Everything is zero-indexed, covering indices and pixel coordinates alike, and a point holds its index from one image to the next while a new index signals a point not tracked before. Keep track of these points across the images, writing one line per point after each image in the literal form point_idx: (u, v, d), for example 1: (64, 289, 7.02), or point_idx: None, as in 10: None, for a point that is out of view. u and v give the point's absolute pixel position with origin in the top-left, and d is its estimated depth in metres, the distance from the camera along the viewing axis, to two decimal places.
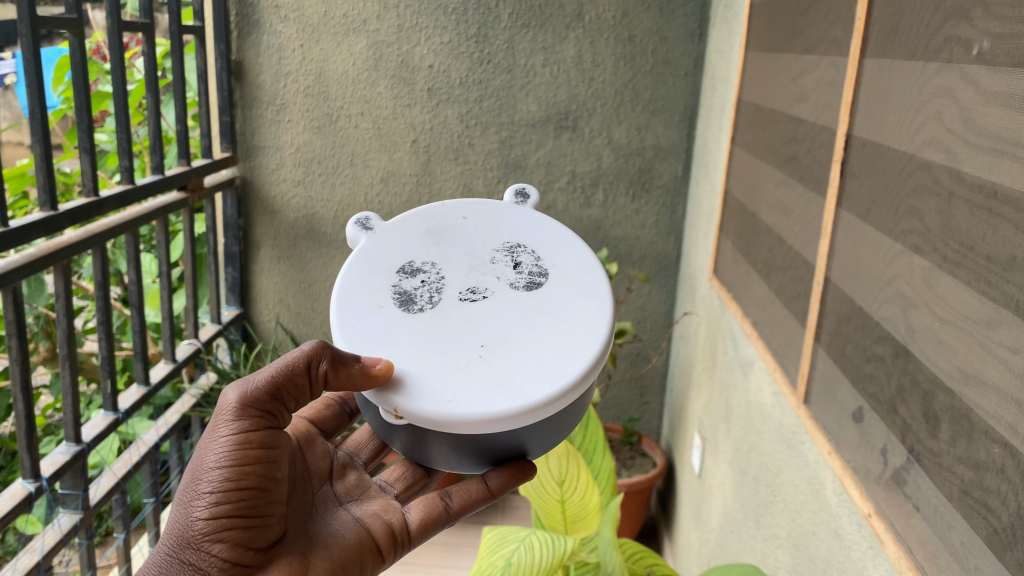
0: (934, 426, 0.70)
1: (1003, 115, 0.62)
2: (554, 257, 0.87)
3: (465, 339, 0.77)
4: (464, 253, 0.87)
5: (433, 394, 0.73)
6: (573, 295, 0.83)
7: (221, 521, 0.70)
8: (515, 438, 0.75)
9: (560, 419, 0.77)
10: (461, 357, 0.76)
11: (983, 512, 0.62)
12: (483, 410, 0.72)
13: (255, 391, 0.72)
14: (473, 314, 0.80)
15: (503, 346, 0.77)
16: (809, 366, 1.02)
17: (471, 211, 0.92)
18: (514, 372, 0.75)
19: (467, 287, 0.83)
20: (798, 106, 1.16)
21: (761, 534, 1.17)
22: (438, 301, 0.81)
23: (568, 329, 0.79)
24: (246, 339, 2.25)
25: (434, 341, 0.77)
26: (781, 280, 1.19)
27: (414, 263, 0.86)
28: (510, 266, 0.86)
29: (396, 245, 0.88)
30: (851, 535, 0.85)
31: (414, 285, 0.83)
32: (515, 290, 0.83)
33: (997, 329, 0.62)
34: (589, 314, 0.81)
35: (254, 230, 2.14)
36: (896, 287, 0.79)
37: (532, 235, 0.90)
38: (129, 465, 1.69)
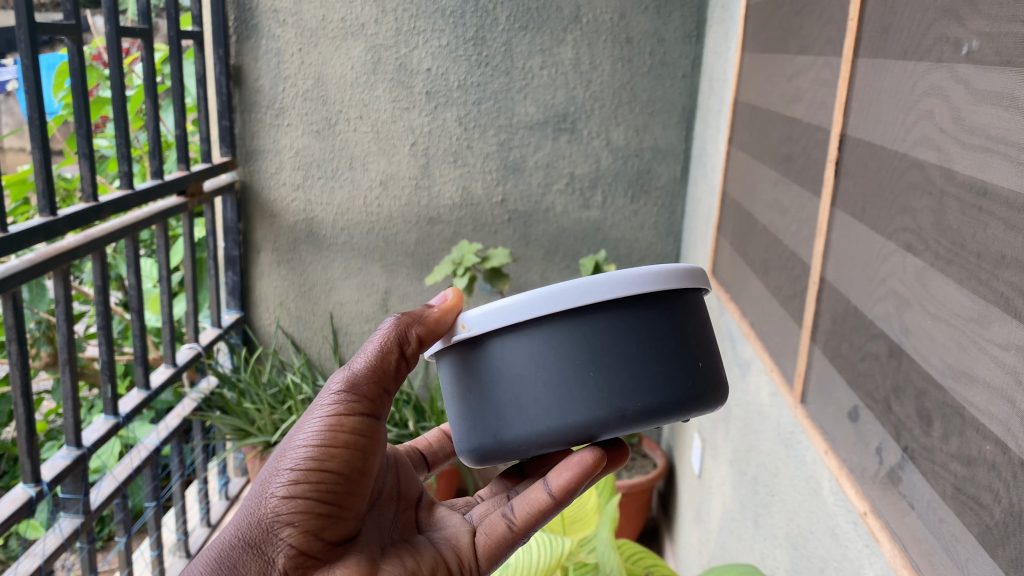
0: (927, 424, 0.70)
1: (992, 113, 0.63)
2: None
3: None
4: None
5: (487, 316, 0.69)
6: None
7: (296, 504, 0.65)
8: (582, 358, 0.64)
9: (639, 340, 0.64)
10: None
11: (976, 509, 0.62)
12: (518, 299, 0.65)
13: (356, 372, 0.68)
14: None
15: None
16: (805, 366, 1.02)
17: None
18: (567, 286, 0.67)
19: None
20: (793, 106, 1.16)
21: (760, 534, 1.17)
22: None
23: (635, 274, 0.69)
24: (247, 343, 2.26)
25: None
26: (778, 280, 1.19)
27: None
28: None
29: None
30: (847, 534, 0.85)
31: None
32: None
33: (988, 327, 0.62)
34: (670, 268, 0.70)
35: (254, 235, 2.15)
36: (889, 285, 0.79)
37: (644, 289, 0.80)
38: (130, 469, 1.69)
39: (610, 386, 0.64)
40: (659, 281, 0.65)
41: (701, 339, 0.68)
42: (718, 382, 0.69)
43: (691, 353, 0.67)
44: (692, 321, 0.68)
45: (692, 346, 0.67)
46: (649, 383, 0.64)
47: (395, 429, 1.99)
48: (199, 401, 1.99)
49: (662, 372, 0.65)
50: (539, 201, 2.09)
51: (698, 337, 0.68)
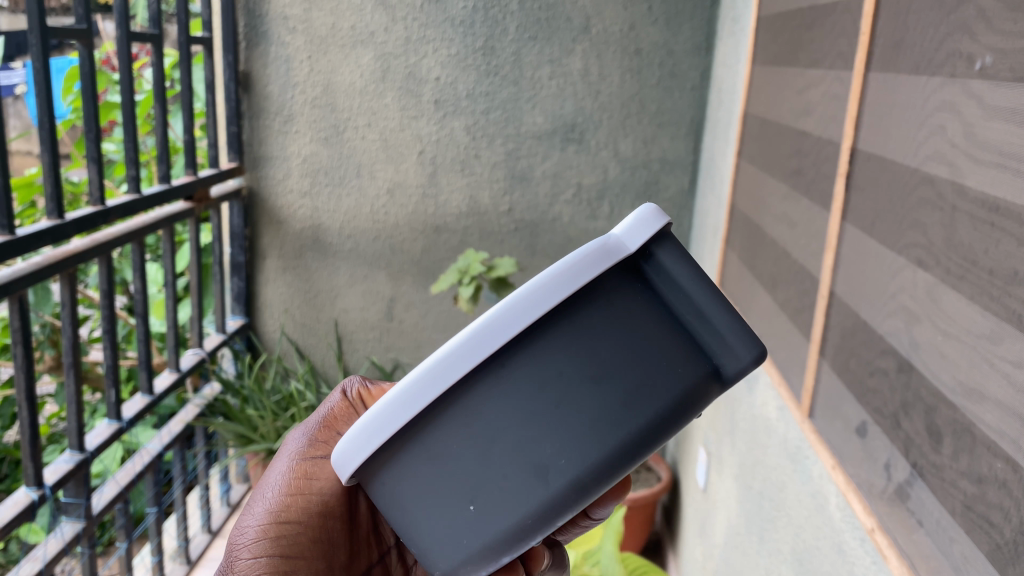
0: (937, 441, 0.69)
1: (1005, 130, 0.62)
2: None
3: None
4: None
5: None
6: None
7: (260, 561, 0.62)
8: (418, 501, 0.44)
9: (469, 447, 0.42)
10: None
11: (986, 527, 0.61)
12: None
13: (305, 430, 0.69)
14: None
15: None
16: (813, 381, 1.01)
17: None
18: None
19: None
20: (803, 120, 1.16)
21: (765, 550, 1.16)
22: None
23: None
24: (251, 349, 2.26)
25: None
26: (786, 293, 1.18)
27: None
28: None
29: None
30: (854, 551, 0.84)
31: None
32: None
33: (999, 344, 0.61)
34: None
35: (260, 240, 2.15)
36: (899, 301, 0.79)
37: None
38: (132, 475, 1.68)
39: (467, 520, 0.43)
40: (468, 355, 0.40)
41: (592, 367, 0.41)
42: (651, 414, 0.41)
43: (575, 427, 0.40)
44: (563, 356, 0.41)
45: (512, 445, 0.41)
46: (511, 496, 0.42)
47: None
48: (203, 407, 1.98)
49: (526, 473, 0.41)
50: (545, 211, 2.09)
51: (593, 366, 0.41)
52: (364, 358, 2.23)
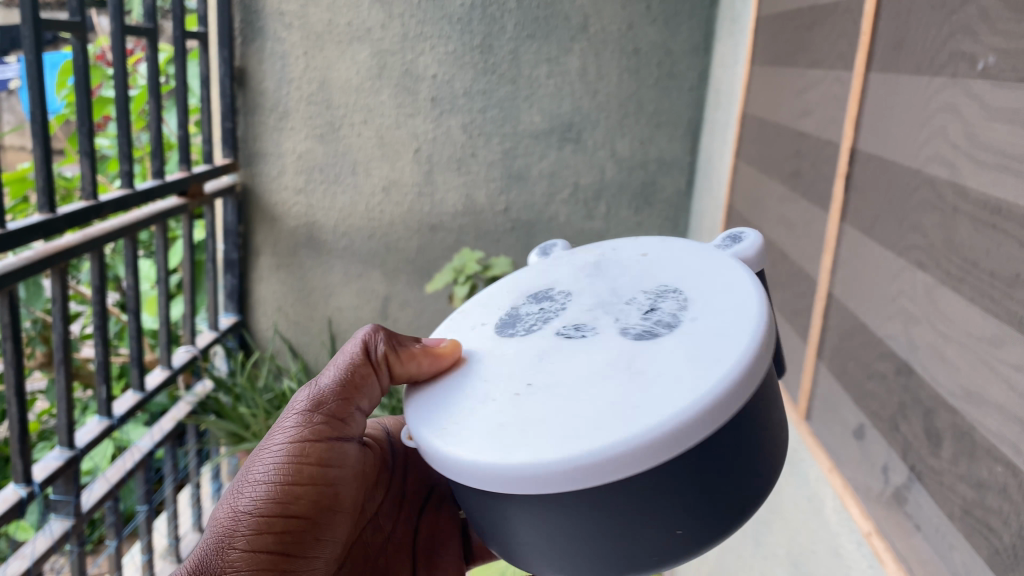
0: (936, 444, 0.68)
1: (1007, 130, 0.61)
2: (705, 302, 0.55)
3: (517, 375, 0.54)
4: (608, 286, 0.62)
5: (439, 422, 0.53)
6: (699, 343, 0.50)
7: (259, 555, 0.60)
8: (555, 534, 0.49)
9: (636, 514, 0.47)
10: (500, 393, 0.53)
11: (985, 531, 0.61)
12: (464, 450, 0.49)
13: (318, 394, 0.65)
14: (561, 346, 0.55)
15: (556, 387, 0.51)
16: (810, 382, 1.01)
17: (653, 247, 0.66)
18: (538, 419, 0.49)
19: (571, 322, 0.58)
20: (802, 121, 1.15)
21: (760, 553, 1.15)
22: (535, 332, 0.59)
23: (641, 395, 0.48)
24: (244, 347, 2.24)
25: (489, 380, 0.55)
26: (784, 295, 1.18)
27: (552, 288, 0.65)
28: (641, 309, 0.57)
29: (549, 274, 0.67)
30: (850, 555, 0.84)
31: (532, 310, 0.62)
32: (622, 335, 0.54)
33: (1000, 347, 0.60)
34: (693, 372, 0.48)
35: (254, 237, 2.13)
36: (899, 303, 0.78)
37: (706, 275, 0.58)
38: (122, 472, 1.67)
39: (588, 561, 0.50)
40: (651, 451, 0.45)
41: (749, 443, 0.49)
42: (758, 492, 0.51)
43: (723, 502, 0.49)
44: (737, 437, 0.48)
45: (676, 515, 0.47)
46: (645, 549, 0.49)
47: None
48: (195, 404, 1.97)
49: (663, 534, 0.48)
50: (541, 210, 2.08)
51: (745, 449, 0.49)
52: None
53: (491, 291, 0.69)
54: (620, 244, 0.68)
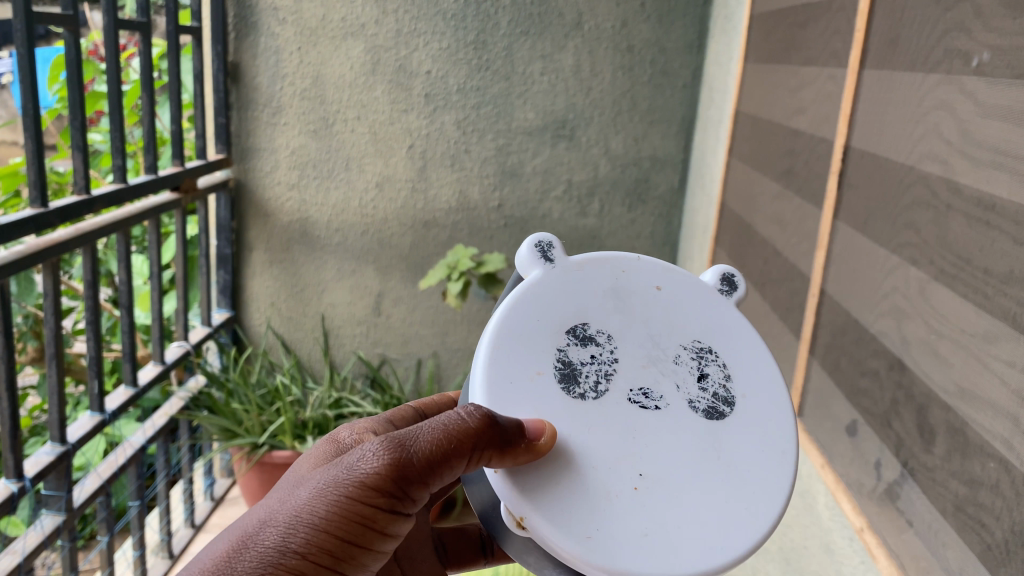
0: (929, 440, 0.69)
1: (1001, 127, 0.62)
2: (742, 369, 0.64)
3: (618, 459, 0.57)
4: (647, 332, 0.63)
5: (568, 522, 0.55)
6: (756, 438, 0.61)
7: None
8: None
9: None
10: (612, 485, 0.56)
11: (977, 527, 0.61)
12: (623, 564, 0.54)
13: (408, 446, 0.55)
14: (641, 421, 0.59)
15: (669, 479, 0.57)
16: (803, 379, 1.01)
17: (666, 279, 0.67)
18: (665, 523, 0.56)
19: (639, 387, 0.60)
20: (796, 119, 1.15)
21: (752, 549, 1.16)
22: (604, 396, 0.60)
23: (744, 489, 0.58)
24: (237, 342, 2.24)
25: (587, 461, 0.57)
26: (776, 292, 1.18)
27: (587, 327, 0.62)
28: (695, 376, 0.63)
29: (574, 296, 0.64)
30: (842, 550, 0.84)
31: (581, 359, 0.61)
32: (692, 412, 0.60)
33: (993, 343, 0.61)
34: (773, 461, 0.60)
35: (247, 233, 2.13)
36: (892, 300, 0.78)
37: (729, 334, 0.66)
38: (114, 467, 1.66)
39: None
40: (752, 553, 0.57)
41: None
42: None
43: None
44: None
45: None
46: None
47: None
48: (188, 400, 1.97)
49: None
50: (535, 207, 2.08)
51: None
52: (351, 352, 2.23)
53: (517, 317, 0.62)
54: (622, 260, 0.67)
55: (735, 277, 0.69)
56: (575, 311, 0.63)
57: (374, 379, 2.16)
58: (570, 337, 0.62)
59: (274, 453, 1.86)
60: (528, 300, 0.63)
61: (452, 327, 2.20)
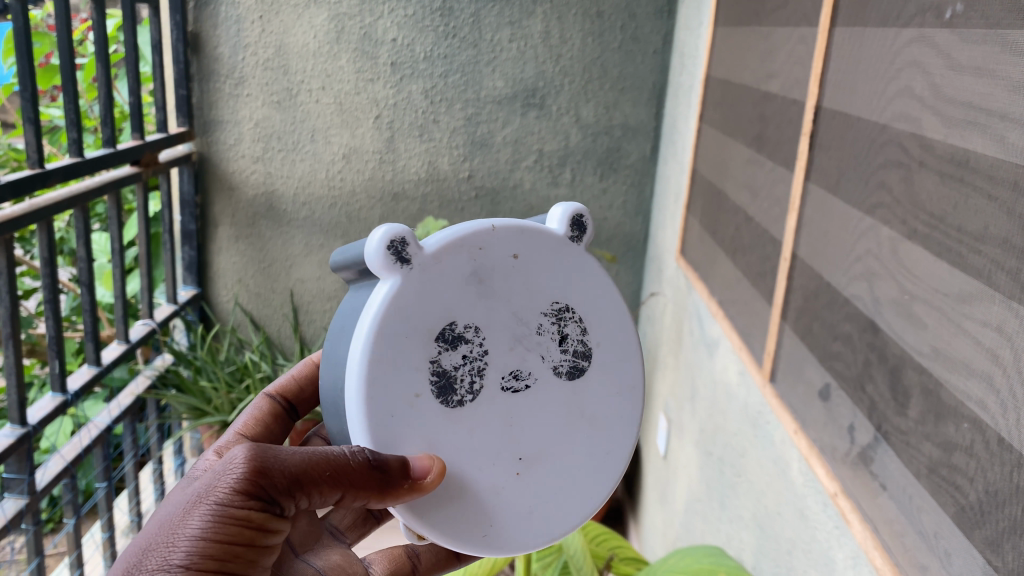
0: (903, 403, 0.68)
1: (975, 80, 0.60)
2: (600, 320, 0.65)
3: (498, 453, 0.61)
4: (513, 310, 0.61)
5: (466, 527, 0.60)
6: (614, 385, 0.66)
7: None
8: None
9: None
10: (497, 475, 0.61)
11: (951, 489, 0.60)
12: (518, 543, 0.62)
13: (276, 459, 0.52)
14: (514, 407, 0.61)
15: (545, 458, 0.62)
16: (774, 344, 1.00)
17: (521, 243, 0.62)
18: (548, 495, 0.63)
19: (507, 373, 0.60)
20: (767, 82, 1.14)
21: (726, 516, 1.15)
22: (480, 395, 0.59)
23: (607, 438, 0.66)
24: (204, 320, 2.20)
25: (461, 464, 0.59)
26: (747, 259, 1.17)
27: (456, 326, 0.59)
28: (557, 341, 0.63)
29: (434, 295, 0.58)
30: (816, 515, 0.83)
31: (455, 363, 0.59)
32: (557, 379, 0.63)
33: (968, 303, 0.59)
34: (628, 400, 0.67)
35: (212, 208, 2.08)
36: (865, 262, 0.77)
37: (582, 279, 0.64)
38: (79, 449, 1.62)
39: None
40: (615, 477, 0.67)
41: None
42: None
43: None
44: None
45: None
46: None
47: None
48: (154, 378, 1.92)
49: None
50: (506, 177, 2.05)
51: None
52: (322, 329, 2.20)
53: (384, 340, 0.57)
54: (477, 235, 0.60)
55: (584, 217, 0.65)
56: (439, 314, 0.58)
57: None
58: (440, 343, 0.58)
59: None
60: (391, 318, 0.57)
61: None
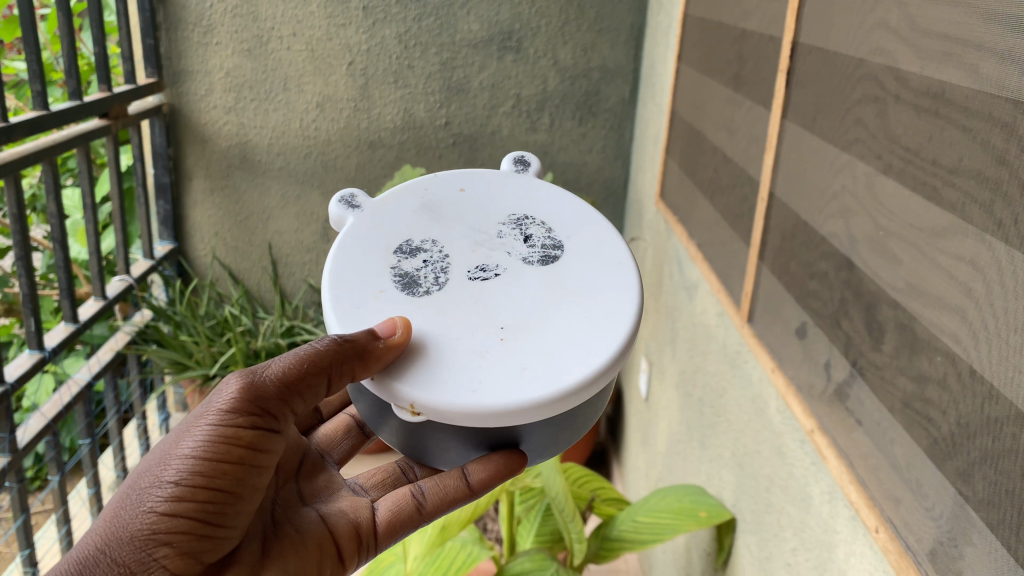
0: (878, 338, 0.68)
1: (952, 9, 0.58)
2: (564, 224, 0.70)
3: (476, 321, 0.60)
4: (465, 227, 0.69)
5: (453, 384, 0.57)
6: (596, 266, 0.66)
7: (176, 519, 0.58)
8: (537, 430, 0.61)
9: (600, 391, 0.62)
10: (478, 338, 0.59)
11: (923, 423, 0.59)
12: (514, 398, 0.56)
13: (259, 377, 0.61)
14: (484, 284, 0.63)
15: (529, 323, 0.60)
16: (752, 285, 1.00)
17: (466, 181, 0.73)
18: (543, 351, 0.59)
19: (476, 265, 0.65)
20: (745, 20, 1.12)
21: (706, 455, 1.16)
22: (446, 283, 0.63)
23: (600, 301, 0.63)
24: (182, 275, 2.18)
25: (441, 332, 0.60)
26: (726, 200, 1.16)
27: (412, 242, 0.67)
28: (520, 239, 0.68)
29: (387, 225, 0.68)
30: (793, 452, 0.83)
31: (415, 266, 0.65)
32: (530, 265, 0.65)
33: (942, 237, 0.59)
34: (617, 273, 0.65)
35: (185, 161, 2.05)
36: (841, 199, 0.76)
37: (545, 202, 0.72)
38: (59, 407, 1.61)
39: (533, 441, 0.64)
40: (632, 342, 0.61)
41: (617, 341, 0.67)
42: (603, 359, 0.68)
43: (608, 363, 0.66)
44: None
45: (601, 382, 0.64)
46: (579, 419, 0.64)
47: None
48: (134, 334, 1.91)
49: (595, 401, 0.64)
50: (484, 123, 2.03)
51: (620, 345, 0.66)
52: (301, 281, 2.19)
53: (344, 256, 0.65)
54: (421, 183, 0.73)
55: (527, 158, 0.77)
56: (393, 236, 0.67)
57: None
58: (399, 254, 0.66)
59: None
60: (348, 240, 0.67)
61: None
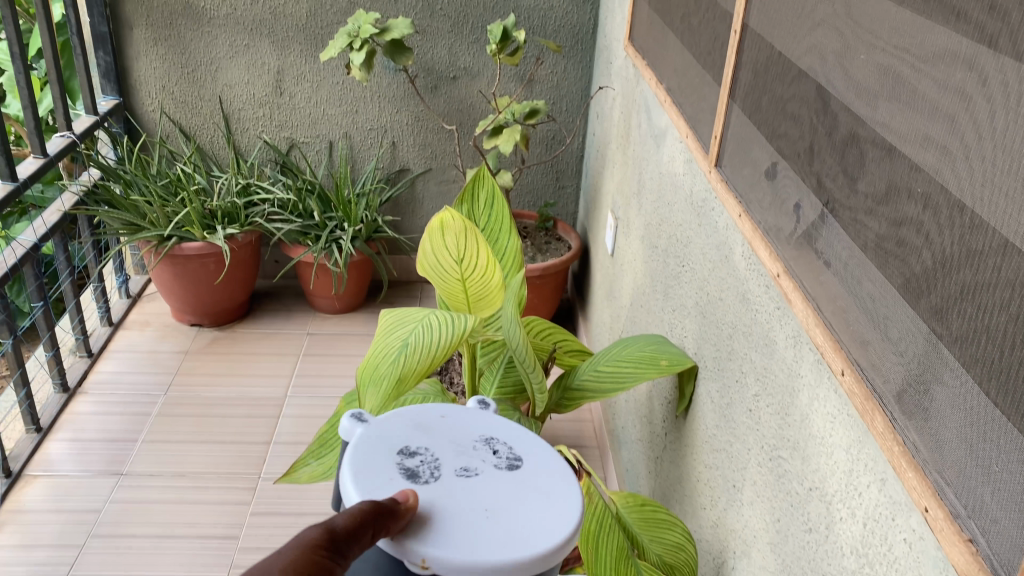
0: (853, 174, 0.63)
1: None
2: (523, 444, 0.74)
3: (466, 506, 0.64)
4: (448, 438, 0.71)
5: (456, 542, 0.60)
6: (553, 478, 0.70)
7: None
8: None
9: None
10: (468, 517, 0.63)
11: (899, 258, 0.56)
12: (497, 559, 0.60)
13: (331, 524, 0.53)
14: (470, 482, 0.66)
15: (505, 508, 0.65)
16: (721, 127, 0.94)
17: (445, 409, 0.76)
18: (520, 531, 0.63)
19: (461, 467, 0.68)
20: None
21: (670, 305, 1.14)
22: (439, 479, 0.66)
23: (557, 498, 0.67)
24: (130, 132, 2.07)
25: (443, 513, 0.63)
26: (696, 38, 1.09)
27: (409, 446, 0.69)
28: (490, 450, 0.71)
29: (383, 430, 0.70)
30: (758, 298, 0.81)
31: (414, 464, 0.67)
32: (501, 471, 0.69)
33: (927, 55, 0.53)
34: (566, 481, 0.69)
35: (122, 7, 1.90)
36: (820, 25, 0.70)
37: (506, 434, 0.75)
38: (5, 269, 1.54)
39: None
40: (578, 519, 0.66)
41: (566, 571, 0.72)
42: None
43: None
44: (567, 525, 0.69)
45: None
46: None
47: (296, 218, 1.95)
48: (82, 195, 1.82)
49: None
50: None
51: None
52: (256, 138, 2.08)
53: (355, 454, 0.66)
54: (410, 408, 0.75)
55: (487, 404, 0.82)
56: (395, 441, 0.69)
57: (285, 165, 2.05)
58: (401, 454, 0.68)
59: (183, 245, 1.82)
60: (360, 441, 0.68)
61: (364, 103, 2.05)
